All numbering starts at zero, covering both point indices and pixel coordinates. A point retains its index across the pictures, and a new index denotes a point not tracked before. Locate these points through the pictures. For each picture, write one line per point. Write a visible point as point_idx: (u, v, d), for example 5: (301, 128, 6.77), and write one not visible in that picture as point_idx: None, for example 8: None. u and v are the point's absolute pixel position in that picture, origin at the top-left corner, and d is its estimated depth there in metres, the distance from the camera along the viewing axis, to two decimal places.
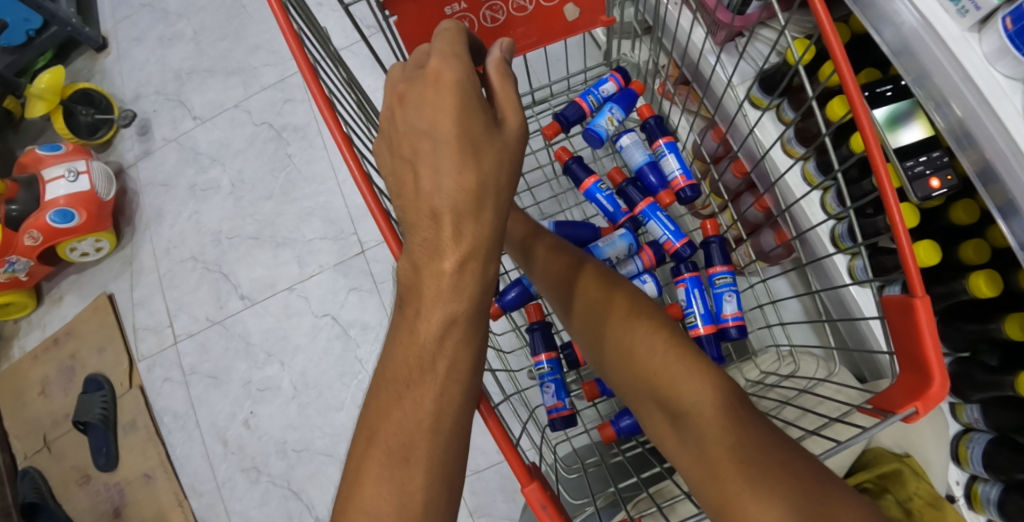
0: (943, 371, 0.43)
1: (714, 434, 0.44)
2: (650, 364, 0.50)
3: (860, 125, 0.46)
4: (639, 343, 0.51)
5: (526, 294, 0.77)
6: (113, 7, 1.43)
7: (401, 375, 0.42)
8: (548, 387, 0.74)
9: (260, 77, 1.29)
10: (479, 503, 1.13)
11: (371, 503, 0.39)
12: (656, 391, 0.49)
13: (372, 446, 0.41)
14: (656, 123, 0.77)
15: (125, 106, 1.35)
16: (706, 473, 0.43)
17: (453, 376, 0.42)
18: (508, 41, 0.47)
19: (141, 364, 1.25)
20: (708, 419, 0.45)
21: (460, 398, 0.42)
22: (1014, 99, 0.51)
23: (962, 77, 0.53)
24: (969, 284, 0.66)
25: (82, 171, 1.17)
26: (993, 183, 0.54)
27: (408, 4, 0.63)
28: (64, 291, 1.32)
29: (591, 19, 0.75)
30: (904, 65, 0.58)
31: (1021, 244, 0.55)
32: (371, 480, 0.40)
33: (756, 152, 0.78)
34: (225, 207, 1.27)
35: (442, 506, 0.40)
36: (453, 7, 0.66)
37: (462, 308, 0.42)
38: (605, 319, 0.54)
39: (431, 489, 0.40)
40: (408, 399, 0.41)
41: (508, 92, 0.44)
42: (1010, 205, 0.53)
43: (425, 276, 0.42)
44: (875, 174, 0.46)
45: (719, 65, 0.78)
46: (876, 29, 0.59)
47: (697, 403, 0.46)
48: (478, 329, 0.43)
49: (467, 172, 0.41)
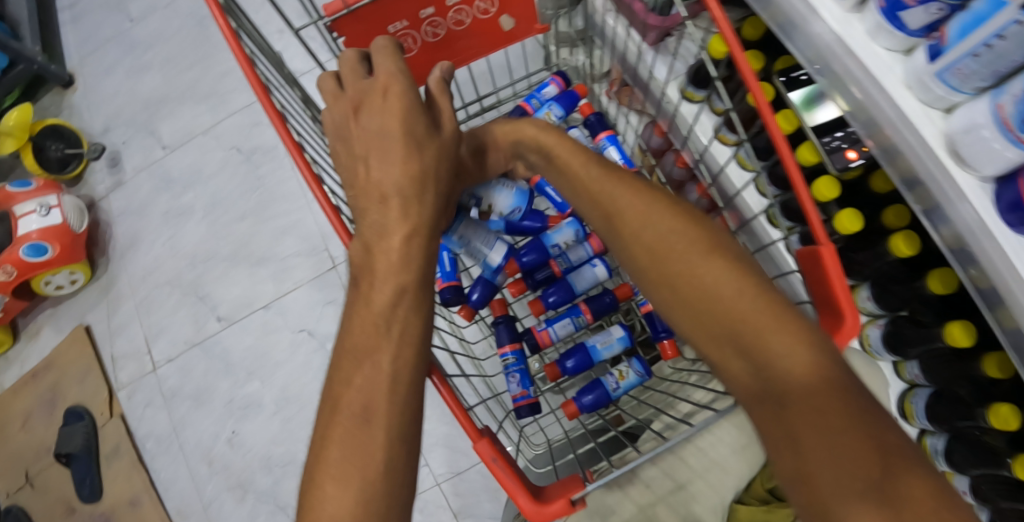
0: (851, 306, 0.49)
1: (815, 408, 0.37)
2: (736, 311, 0.43)
3: (759, 112, 0.54)
4: (717, 287, 0.44)
5: (490, 288, 0.76)
6: (79, 43, 1.46)
7: (361, 344, 0.46)
8: (514, 377, 0.72)
9: (228, 103, 1.33)
10: (463, 503, 1.15)
11: (337, 467, 0.41)
12: (736, 334, 0.42)
13: (336, 415, 0.44)
14: (597, 120, 0.84)
15: (95, 139, 1.37)
16: (792, 441, 0.37)
17: (407, 339, 0.47)
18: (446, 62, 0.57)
19: (121, 393, 1.26)
20: (802, 387, 0.39)
21: (414, 361, 0.46)
22: (896, 70, 0.57)
23: (851, 57, 0.58)
24: (891, 245, 0.70)
25: (54, 205, 1.19)
26: (897, 159, 0.58)
27: (354, 25, 0.71)
28: (41, 325, 1.33)
29: (527, 27, 0.83)
30: (803, 55, 0.62)
31: (925, 212, 0.59)
32: (335, 444, 0.42)
33: (693, 143, 0.83)
34: (200, 231, 1.29)
35: (404, 461, 0.42)
36: (396, 25, 0.73)
37: (410, 279, 0.49)
38: (674, 255, 0.46)
39: (393, 451, 0.42)
40: (368, 364, 0.45)
41: (446, 102, 0.54)
42: (915, 177, 0.57)
43: (377, 255, 0.50)
44: (779, 155, 0.54)
45: (653, 64, 0.84)
46: (775, 25, 0.64)
47: (793, 367, 0.40)
48: (425, 298, 0.49)
49: (411, 161, 0.50)
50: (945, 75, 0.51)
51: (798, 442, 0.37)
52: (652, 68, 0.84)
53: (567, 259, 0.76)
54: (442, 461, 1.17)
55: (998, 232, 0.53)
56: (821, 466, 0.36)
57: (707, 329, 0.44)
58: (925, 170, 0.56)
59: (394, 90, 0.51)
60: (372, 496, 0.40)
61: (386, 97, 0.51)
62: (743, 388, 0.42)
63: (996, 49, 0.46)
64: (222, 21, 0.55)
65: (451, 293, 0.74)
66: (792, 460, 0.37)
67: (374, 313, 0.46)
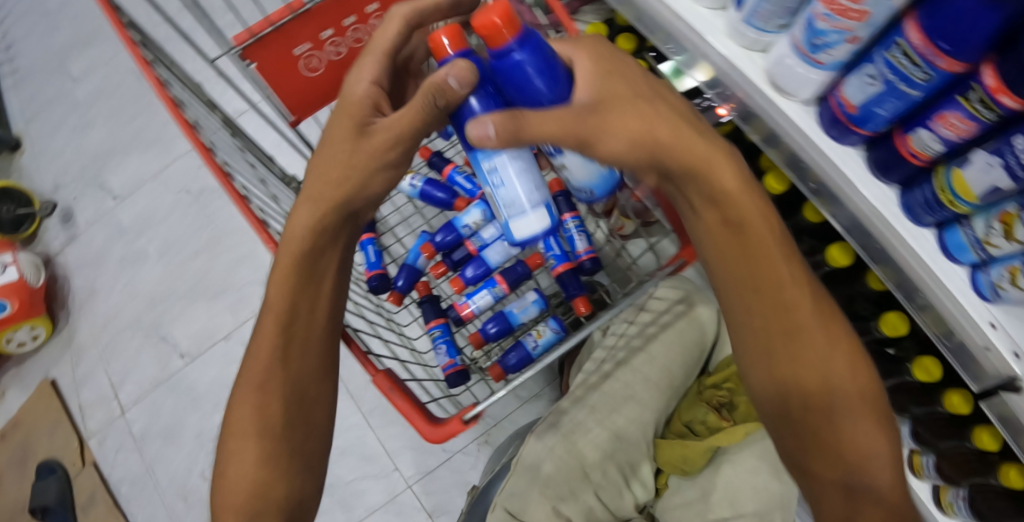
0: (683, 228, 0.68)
1: (868, 487, 0.52)
2: (833, 367, 0.55)
3: None
4: (834, 379, 0.55)
5: (413, 272, 0.84)
6: (24, 110, 1.53)
7: (273, 334, 0.65)
8: (440, 348, 0.79)
9: (173, 147, 1.39)
10: (437, 502, 1.18)
11: (242, 420, 0.63)
12: (816, 385, 0.55)
13: (247, 386, 0.65)
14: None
15: (46, 198, 1.43)
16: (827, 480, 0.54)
17: (297, 322, 0.66)
18: (463, 75, 0.54)
19: (92, 441, 1.28)
20: (877, 483, 0.52)
21: (302, 345, 0.66)
22: (717, 23, 0.65)
23: (689, 30, 0.67)
24: (766, 184, 0.79)
25: (10, 263, 1.24)
26: (754, 123, 0.69)
27: (262, 52, 0.80)
28: (7, 385, 1.35)
29: None
30: (660, 38, 0.74)
31: (786, 161, 0.70)
32: (242, 408, 0.64)
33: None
34: (156, 272, 1.34)
35: (285, 418, 0.63)
36: (300, 47, 0.83)
37: (291, 268, 0.66)
38: (764, 300, 0.57)
39: (283, 413, 0.63)
40: (265, 346, 0.65)
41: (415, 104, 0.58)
42: (769, 134, 0.69)
43: (286, 249, 0.66)
44: None
45: None
46: (635, 18, 0.76)
47: (859, 435, 0.54)
48: (309, 286, 0.67)
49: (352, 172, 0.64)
50: (751, 20, 0.59)
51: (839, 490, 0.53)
52: None
53: (479, 236, 0.83)
54: (411, 463, 1.21)
55: (825, 145, 0.62)
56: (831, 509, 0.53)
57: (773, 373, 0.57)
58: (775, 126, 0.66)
59: (352, 98, 0.63)
60: (267, 450, 0.61)
61: (342, 102, 0.65)
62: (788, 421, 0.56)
63: None
64: (138, 53, 0.69)
65: (377, 280, 0.82)
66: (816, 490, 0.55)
67: (273, 313, 0.66)
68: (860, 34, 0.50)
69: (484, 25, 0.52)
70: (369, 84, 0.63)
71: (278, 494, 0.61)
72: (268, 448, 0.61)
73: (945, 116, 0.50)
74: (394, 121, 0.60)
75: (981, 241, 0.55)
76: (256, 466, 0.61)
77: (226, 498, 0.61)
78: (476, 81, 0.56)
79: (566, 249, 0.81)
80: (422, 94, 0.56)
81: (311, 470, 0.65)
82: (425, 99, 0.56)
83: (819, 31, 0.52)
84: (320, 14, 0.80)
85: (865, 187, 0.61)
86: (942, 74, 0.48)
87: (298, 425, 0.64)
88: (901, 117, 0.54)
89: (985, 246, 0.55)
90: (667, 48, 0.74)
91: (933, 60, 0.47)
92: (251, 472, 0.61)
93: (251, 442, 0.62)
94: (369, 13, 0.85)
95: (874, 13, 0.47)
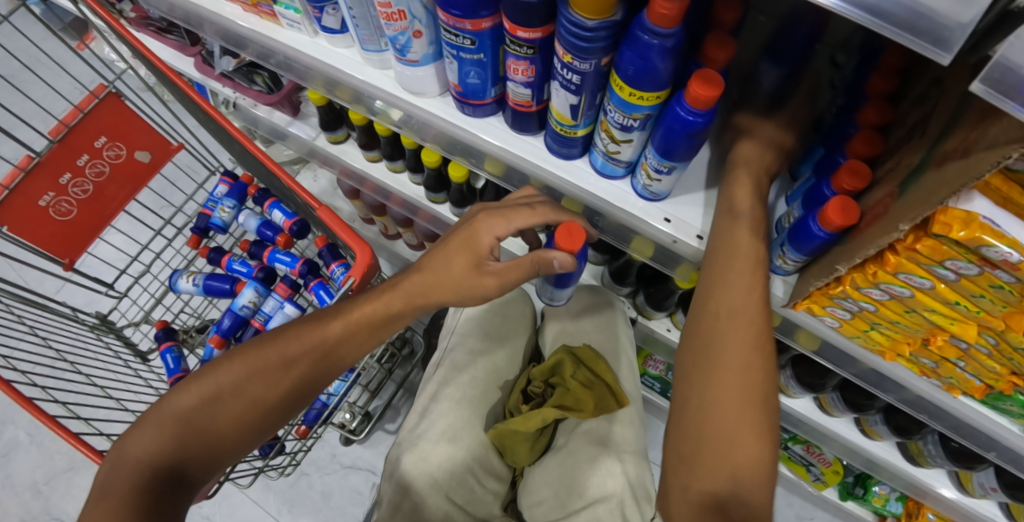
0: (361, 243, 0.76)
1: (743, 508, 0.54)
2: (758, 417, 0.56)
3: (284, 178, 0.83)
4: (729, 355, 0.57)
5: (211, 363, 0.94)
6: None
7: (337, 331, 0.68)
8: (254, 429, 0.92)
9: None
10: None
11: (227, 375, 0.66)
12: (730, 413, 0.56)
13: (263, 348, 0.67)
14: (259, 193, 0.99)
15: None
16: (700, 490, 0.56)
17: (342, 336, 0.68)
18: (563, 259, 0.64)
19: None
20: (752, 509, 0.54)
21: (316, 368, 0.68)
22: (355, 59, 0.76)
23: (344, 74, 0.76)
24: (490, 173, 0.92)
25: None
26: (444, 140, 0.78)
27: (5, 214, 0.82)
28: None
29: (164, 151, 0.98)
30: (341, 93, 0.83)
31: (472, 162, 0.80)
32: (230, 368, 0.66)
33: (357, 173, 1.05)
34: (34, 457, 1.32)
35: (247, 411, 0.64)
36: (44, 197, 0.85)
37: (358, 317, 0.69)
38: (745, 326, 0.57)
39: (250, 405, 0.65)
40: (305, 334, 0.68)
41: (514, 270, 0.66)
42: (451, 141, 0.77)
43: (361, 306, 0.70)
44: (308, 200, 0.81)
45: (300, 129, 1.03)
46: (306, 80, 0.85)
47: (736, 481, 0.55)
48: (372, 330, 0.70)
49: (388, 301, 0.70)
50: (365, 46, 0.70)
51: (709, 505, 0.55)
52: (300, 132, 1.04)
53: (259, 313, 0.94)
54: None
55: (466, 123, 0.72)
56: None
57: (717, 391, 0.57)
58: (448, 129, 0.73)
59: (478, 241, 0.68)
60: (185, 430, 0.62)
61: (464, 236, 0.69)
62: (686, 432, 0.58)
63: (359, 17, 0.65)
64: None
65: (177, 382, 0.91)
66: (688, 495, 0.57)
67: (349, 316, 0.69)
68: (417, 28, 0.61)
69: (578, 240, 0.64)
70: (493, 238, 0.67)
71: (212, 449, 0.63)
72: (243, 407, 0.64)
73: (510, 65, 0.59)
74: (505, 269, 0.66)
75: (607, 153, 0.63)
76: (226, 414, 0.64)
77: (172, 409, 0.64)
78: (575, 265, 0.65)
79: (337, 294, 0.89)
80: (530, 259, 0.65)
81: (232, 450, 0.65)
82: (530, 266, 0.65)
83: (392, 37, 0.63)
84: (49, 162, 0.84)
85: (512, 143, 0.70)
86: (477, 34, 0.56)
87: (277, 415, 0.66)
88: (495, 79, 0.64)
89: (613, 157, 0.64)
90: (356, 99, 0.82)
91: (461, 26, 0.56)
92: (204, 412, 0.64)
93: (238, 391, 0.65)
94: (100, 147, 0.89)
95: (408, 10, 0.58)
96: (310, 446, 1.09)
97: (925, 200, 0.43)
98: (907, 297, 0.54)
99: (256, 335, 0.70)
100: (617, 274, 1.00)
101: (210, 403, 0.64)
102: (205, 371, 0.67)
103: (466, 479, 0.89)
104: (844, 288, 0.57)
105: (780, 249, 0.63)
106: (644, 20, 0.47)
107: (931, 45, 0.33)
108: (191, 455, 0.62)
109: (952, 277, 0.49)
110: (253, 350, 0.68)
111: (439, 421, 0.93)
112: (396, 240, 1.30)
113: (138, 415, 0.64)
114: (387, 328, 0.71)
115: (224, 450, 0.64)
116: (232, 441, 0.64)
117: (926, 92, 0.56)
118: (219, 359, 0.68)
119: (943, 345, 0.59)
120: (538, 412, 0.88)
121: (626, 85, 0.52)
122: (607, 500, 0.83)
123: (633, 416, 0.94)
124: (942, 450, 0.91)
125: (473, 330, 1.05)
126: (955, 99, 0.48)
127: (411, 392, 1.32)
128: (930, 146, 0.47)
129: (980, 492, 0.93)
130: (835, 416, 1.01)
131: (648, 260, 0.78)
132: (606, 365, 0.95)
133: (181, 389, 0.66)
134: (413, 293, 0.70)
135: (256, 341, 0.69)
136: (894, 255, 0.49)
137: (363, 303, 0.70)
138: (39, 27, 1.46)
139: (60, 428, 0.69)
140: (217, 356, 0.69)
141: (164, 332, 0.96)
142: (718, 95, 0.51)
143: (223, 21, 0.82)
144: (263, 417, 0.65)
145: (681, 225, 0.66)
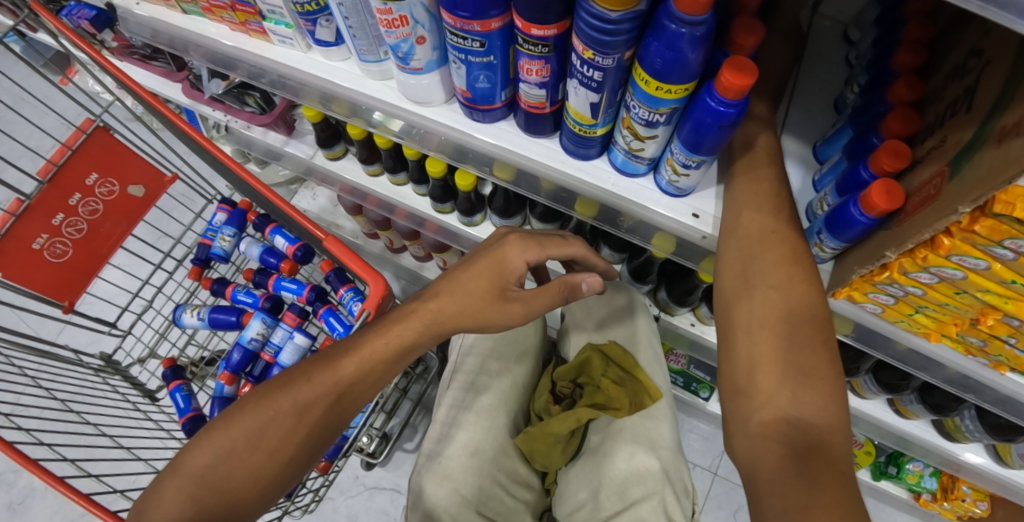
0: (373, 275, 0.73)
1: (807, 436, 0.50)
2: (809, 332, 0.53)
3: (283, 206, 0.80)
4: (783, 279, 0.54)
5: (224, 400, 0.91)
6: None
7: (353, 370, 0.63)
8: None
9: None
10: None
11: (237, 429, 0.62)
12: (780, 334, 0.53)
13: (278, 394, 0.64)
14: (259, 220, 0.96)
15: None
16: (763, 420, 0.52)
17: (358, 370, 0.63)
18: (594, 280, 0.65)
19: None
20: (821, 428, 0.50)
21: (323, 415, 0.62)
22: (353, 70, 0.73)
23: (342, 88, 0.73)
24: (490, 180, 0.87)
25: None
26: (451, 150, 0.75)
27: None
28: None
29: (159, 184, 0.94)
30: (336, 106, 0.78)
31: (477, 169, 0.77)
32: (239, 421, 0.62)
33: (359, 188, 1.02)
34: (51, 503, 1.29)
35: (259, 464, 0.61)
36: (37, 240, 0.81)
37: (367, 355, 0.64)
38: (785, 240, 0.56)
39: (265, 461, 0.61)
40: (315, 377, 0.63)
41: (532, 291, 0.63)
42: (452, 148, 0.75)
43: (374, 337, 0.65)
44: (312, 229, 0.79)
45: (296, 147, 1.01)
46: (295, 96, 0.80)
47: (798, 401, 0.51)
48: (387, 364, 0.65)
49: (406, 327, 0.65)
50: (363, 57, 0.67)
51: (772, 432, 0.51)
52: (297, 150, 1.01)
53: (269, 345, 0.91)
54: None
55: (474, 129, 0.69)
56: (759, 455, 0.51)
57: (766, 313, 0.55)
58: (451, 136, 0.70)
59: (506, 264, 0.64)
60: (196, 490, 0.60)
61: (491, 259, 0.65)
62: (740, 362, 0.55)
63: (355, 27, 0.62)
64: None
65: (190, 423, 0.87)
66: (751, 426, 0.53)
67: (360, 354, 0.64)
68: (420, 33, 0.58)
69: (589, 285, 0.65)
70: (524, 262, 0.64)
71: (230, 507, 0.60)
72: (259, 461, 0.61)
73: (523, 66, 0.56)
74: (531, 295, 0.63)
75: (629, 150, 0.61)
76: (242, 469, 0.60)
77: (188, 467, 0.61)
78: (602, 288, 0.66)
79: (350, 322, 0.86)
80: (558, 287, 0.63)
81: (250, 506, 0.61)
82: (558, 293, 0.64)
83: (393, 45, 0.59)
84: (41, 204, 0.80)
85: (524, 147, 0.67)
86: (486, 36, 0.53)
87: (296, 465, 0.62)
88: (505, 81, 0.61)
89: (635, 154, 0.61)
90: (350, 114, 0.78)
91: (469, 28, 0.52)
92: (219, 468, 0.60)
93: (252, 443, 0.61)
94: (91, 184, 0.86)
95: (410, 17, 0.55)
96: (332, 477, 1.06)
97: (988, 179, 0.40)
98: (959, 278, 0.51)
99: (268, 381, 0.66)
100: (636, 272, 0.97)
101: (225, 458, 0.61)
102: (217, 424, 0.64)
103: (496, 492, 0.86)
104: (890, 274, 0.54)
105: (816, 237, 0.61)
106: (670, 9, 0.44)
107: (1012, 16, 0.34)
108: (210, 515, 0.59)
109: (1009, 257, 0.45)
110: (265, 397, 0.64)
111: (460, 435, 0.87)
112: (400, 253, 1.28)
113: (157, 473, 0.62)
114: (402, 361, 0.66)
115: (242, 508, 0.60)
116: (251, 498, 0.60)
117: (962, 64, 0.53)
118: (232, 409, 0.65)
119: (994, 325, 0.55)
120: (572, 413, 0.86)
121: (652, 78, 0.49)
122: (650, 497, 0.80)
123: (665, 410, 0.89)
124: (979, 424, 0.87)
125: (483, 349, 0.98)
126: (1003, 70, 0.46)
127: (429, 409, 1.30)
128: (982, 121, 0.45)
129: (1019, 463, 0.89)
130: (868, 398, 1.00)
131: (670, 256, 0.74)
132: (635, 365, 0.90)
133: (196, 443, 0.63)
134: (429, 322, 0.65)
135: (266, 389, 0.65)
136: (947, 238, 0.46)
137: (373, 337, 0.65)
138: (20, 66, 1.45)
139: (71, 489, 0.65)
140: (231, 404, 0.66)
141: (173, 370, 0.93)
142: (751, 83, 0.48)
143: (209, 42, 0.79)
144: (281, 469, 0.61)
145: (710, 221, 0.64)
